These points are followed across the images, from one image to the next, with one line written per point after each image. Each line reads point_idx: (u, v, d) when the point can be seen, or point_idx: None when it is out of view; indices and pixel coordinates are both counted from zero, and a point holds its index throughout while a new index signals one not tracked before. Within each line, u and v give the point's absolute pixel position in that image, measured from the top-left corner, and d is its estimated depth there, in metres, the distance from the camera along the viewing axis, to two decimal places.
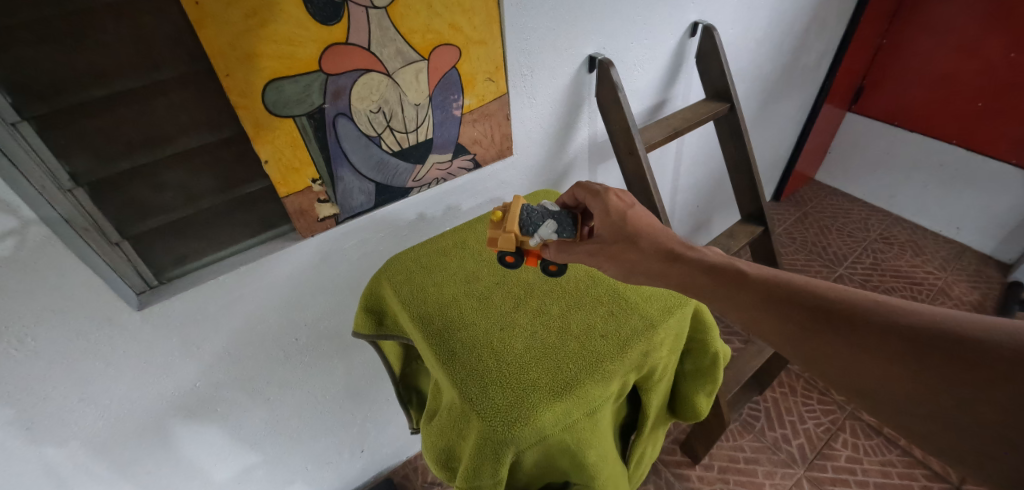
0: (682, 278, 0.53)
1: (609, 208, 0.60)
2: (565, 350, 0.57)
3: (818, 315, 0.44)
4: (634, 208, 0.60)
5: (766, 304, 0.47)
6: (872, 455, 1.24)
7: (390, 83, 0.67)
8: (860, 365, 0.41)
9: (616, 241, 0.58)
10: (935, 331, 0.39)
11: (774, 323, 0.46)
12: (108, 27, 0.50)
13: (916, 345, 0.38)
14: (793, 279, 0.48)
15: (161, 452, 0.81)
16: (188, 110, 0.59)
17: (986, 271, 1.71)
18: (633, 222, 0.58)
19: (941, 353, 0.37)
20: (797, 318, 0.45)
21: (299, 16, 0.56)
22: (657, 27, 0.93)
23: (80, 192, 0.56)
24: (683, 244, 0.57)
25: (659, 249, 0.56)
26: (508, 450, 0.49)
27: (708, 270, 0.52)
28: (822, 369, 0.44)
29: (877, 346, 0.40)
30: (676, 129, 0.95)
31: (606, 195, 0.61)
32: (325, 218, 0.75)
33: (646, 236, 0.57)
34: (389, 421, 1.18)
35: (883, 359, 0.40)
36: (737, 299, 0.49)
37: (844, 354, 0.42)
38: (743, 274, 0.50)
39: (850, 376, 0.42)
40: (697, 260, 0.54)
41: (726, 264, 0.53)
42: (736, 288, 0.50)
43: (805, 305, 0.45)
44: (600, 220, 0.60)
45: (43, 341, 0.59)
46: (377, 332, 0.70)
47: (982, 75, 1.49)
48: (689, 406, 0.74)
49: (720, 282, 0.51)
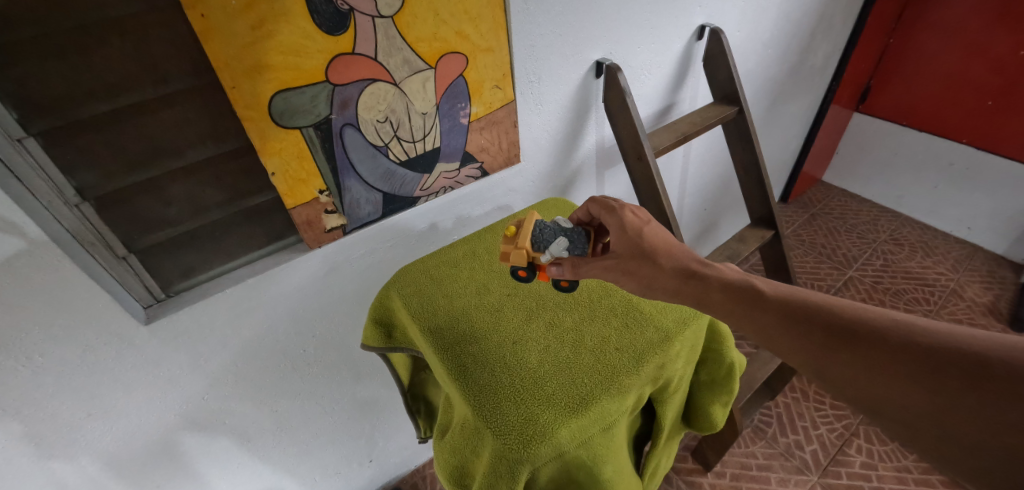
0: (697, 295, 0.52)
1: (625, 224, 0.58)
2: (581, 363, 0.56)
3: (837, 333, 0.43)
4: (650, 224, 0.58)
5: (784, 321, 0.46)
6: (888, 461, 1.22)
7: (396, 93, 0.66)
8: (878, 384, 0.39)
9: (632, 257, 0.56)
10: (956, 351, 0.37)
11: (792, 341, 0.45)
12: (113, 41, 0.50)
13: (938, 364, 0.37)
14: (812, 296, 0.47)
15: (170, 466, 0.81)
16: (193, 123, 0.59)
17: (999, 272, 1.68)
18: (650, 239, 0.56)
19: (964, 373, 0.36)
20: (816, 336, 0.44)
21: (305, 27, 0.55)
22: (664, 31, 0.92)
23: (86, 206, 0.56)
24: (698, 259, 0.55)
25: (677, 266, 0.54)
26: (522, 469, 0.48)
27: (725, 287, 0.51)
28: (839, 387, 0.42)
29: (895, 365, 0.39)
30: (686, 133, 0.94)
31: (622, 211, 0.59)
32: (332, 229, 0.74)
33: (662, 252, 0.55)
34: (397, 431, 1.16)
35: (904, 379, 0.38)
36: (753, 317, 0.48)
37: (861, 372, 0.40)
38: (761, 293, 0.49)
39: (867, 395, 0.40)
40: (714, 278, 0.52)
41: (744, 281, 0.51)
42: (751, 306, 0.48)
43: (823, 321, 0.44)
44: (616, 237, 0.58)
45: (51, 357, 0.59)
46: (386, 345, 0.69)
47: (992, 73, 1.47)
48: (704, 417, 0.72)
49: (736, 299, 0.50)
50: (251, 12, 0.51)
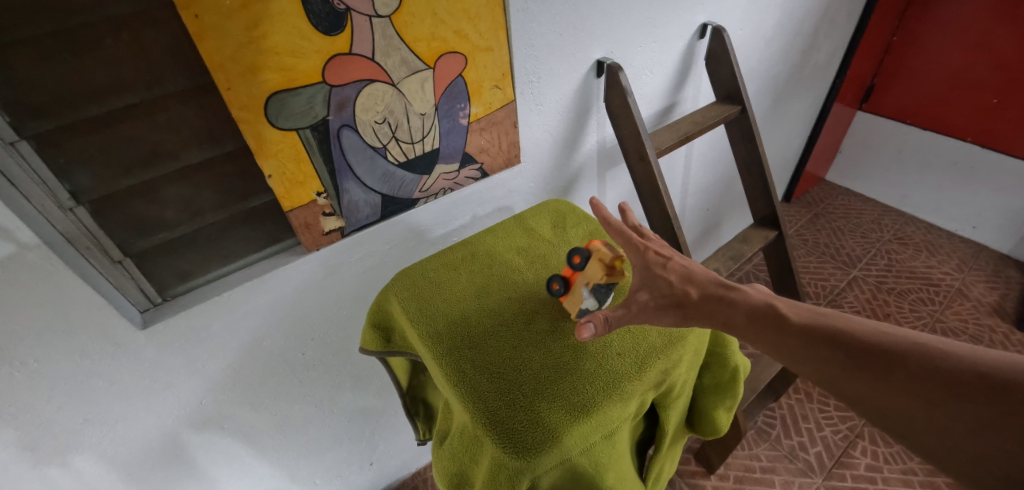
0: (725, 320, 0.51)
1: (649, 265, 0.55)
2: (581, 368, 0.54)
3: (861, 358, 0.44)
4: (672, 261, 0.56)
5: (809, 346, 0.47)
6: (893, 463, 1.21)
7: (394, 93, 0.65)
8: (901, 407, 0.41)
9: (666, 298, 0.53)
10: (975, 373, 0.39)
11: (815, 365, 0.46)
12: (107, 42, 0.49)
13: (961, 389, 0.39)
14: (835, 320, 0.48)
15: (169, 470, 0.80)
16: (189, 125, 0.58)
17: (1005, 271, 1.67)
18: (675, 277, 0.55)
19: (986, 398, 0.38)
20: (839, 361, 0.45)
21: (301, 27, 0.54)
22: (666, 29, 0.91)
23: (81, 209, 0.55)
24: (720, 282, 0.54)
25: (704, 294, 0.53)
26: (522, 478, 0.47)
27: (751, 311, 0.51)
28: (864, 410, 0.44)
29: (918, 389, 0.41)
30: (688, 133, 0.93)
31: (644, 249, 0.57)
32: (331, 231, 0.73)
33: (692, 286, 0.54)
34: (397, 433, 1.16)
35: (927, 402, 0.40)
36: (776, 342, 0.49)
37: (885, 396, 0.42)
38: (785, 317, 0.49)
39: (892, 418, 0.42)
40: (741, 302, 0.52)
41: (767, 304, 0.51)
42: (777, 330, 0.49)
43: (848, 346, 0.45)
44: (638, 274, 0.56)
45: (46, 363, 0.58)
46: (385, 349, 0.68)
47: (996, 70, 1.46)
48: (708, 422, 0.71)
49: (761, 323, 0.50)
50: (246, 12, 0.51)
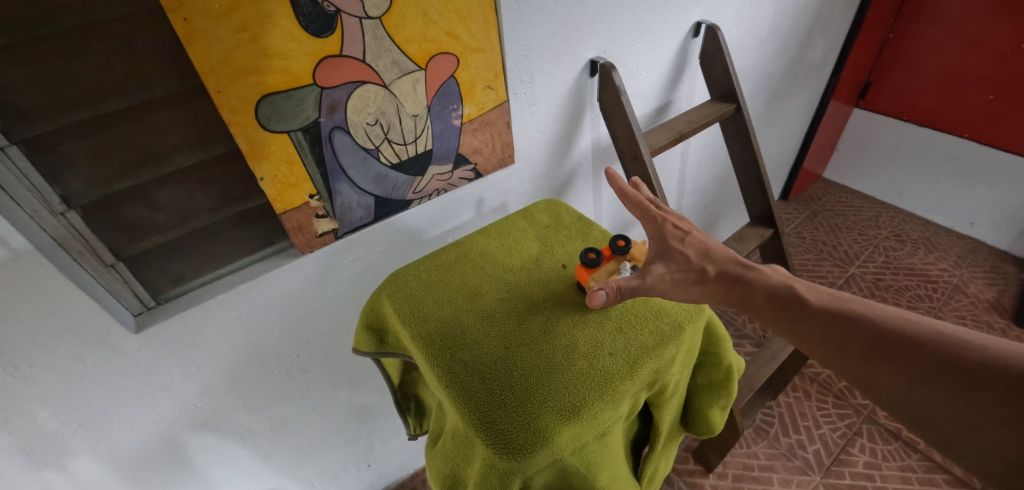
0: (743, 301, 0.53)
1: (666, 237, 0.56)
2: (573, 369, 0.54)
3: (880, 346, 0.46)
4: (690, 235, 0.57)
5: (828, 332, 0.49)
6: (891, 460, 1.21)
7: (386, 95, 0.65)
8: (920, 395, 0.43)
9: (679, 269, 0.54)
10: (993, 367, 0.40)
11: (834, 350, 0.48)
12: (94, 47, 0.49)
13: (979, 381, 0.41)
14: (857, 307, 0.49)
15: (165, 473, 0.80)
16: (179, 128, 0.58)
17: (1003, 267, 1.67)
18: (690, 251, 0.55)
19: (1004, 390, 0.39)
20: (859, 346, 0.47)
21: (290, 29, 0.54)
22: (660, 27, 0.91)
23: (73, 214, 0.55)
24: (739, 262, 0.55)
25: (721, 273, 0.54)
26: (514, 479, 0.47)
27: (771, 294, 0.52)
28: (879, 394, 0.46)
29: (937, 378, 0.42)
30: (682, 132, 0.93)
31: (663, 222, 0.57)
32: (324, 233, 0.73)
33: (709, 262, 0.55)
34: (395, 434, 1.16)
35: (943, 391, 0.42)
36: (795, 326, 0.51)
37: (904, 385, 0.44)
38: (806, 301, 0.51)
39: (911, 406, 0.44)
40: (760, 283, 0.53)
41: (788, 287, 0.52)
42: (796, 315, 0.51)
43: (867, 333, 0.47)
44: (653, 246, 0.56)
45: (39, 367, 0.58)
46: (379, 350, 0.68)
47: (992, 65, 1.45)
48: (702, 421, 0.71)
49: (781, 306, 0.52)
50: (235, 15, 0.50)
